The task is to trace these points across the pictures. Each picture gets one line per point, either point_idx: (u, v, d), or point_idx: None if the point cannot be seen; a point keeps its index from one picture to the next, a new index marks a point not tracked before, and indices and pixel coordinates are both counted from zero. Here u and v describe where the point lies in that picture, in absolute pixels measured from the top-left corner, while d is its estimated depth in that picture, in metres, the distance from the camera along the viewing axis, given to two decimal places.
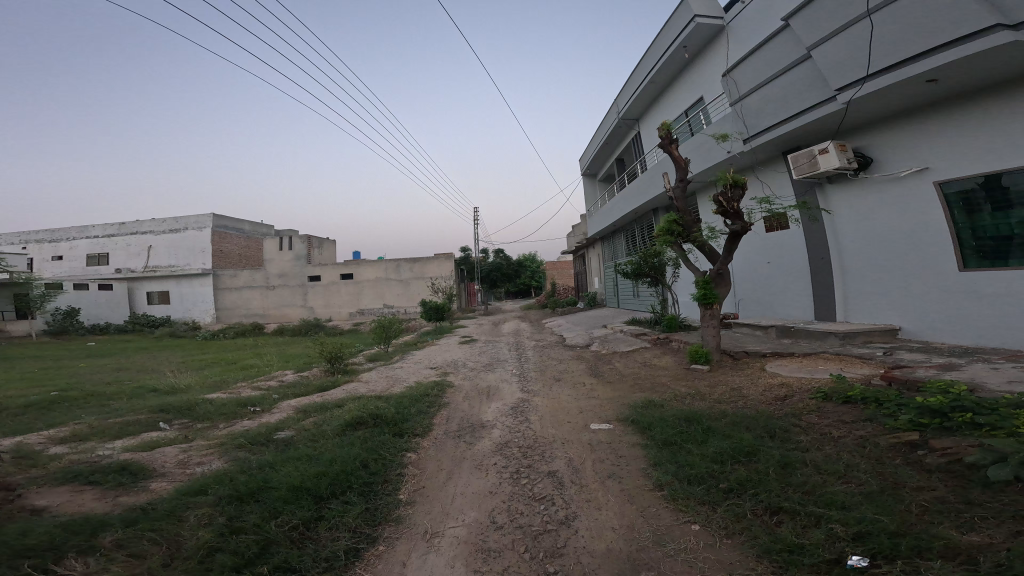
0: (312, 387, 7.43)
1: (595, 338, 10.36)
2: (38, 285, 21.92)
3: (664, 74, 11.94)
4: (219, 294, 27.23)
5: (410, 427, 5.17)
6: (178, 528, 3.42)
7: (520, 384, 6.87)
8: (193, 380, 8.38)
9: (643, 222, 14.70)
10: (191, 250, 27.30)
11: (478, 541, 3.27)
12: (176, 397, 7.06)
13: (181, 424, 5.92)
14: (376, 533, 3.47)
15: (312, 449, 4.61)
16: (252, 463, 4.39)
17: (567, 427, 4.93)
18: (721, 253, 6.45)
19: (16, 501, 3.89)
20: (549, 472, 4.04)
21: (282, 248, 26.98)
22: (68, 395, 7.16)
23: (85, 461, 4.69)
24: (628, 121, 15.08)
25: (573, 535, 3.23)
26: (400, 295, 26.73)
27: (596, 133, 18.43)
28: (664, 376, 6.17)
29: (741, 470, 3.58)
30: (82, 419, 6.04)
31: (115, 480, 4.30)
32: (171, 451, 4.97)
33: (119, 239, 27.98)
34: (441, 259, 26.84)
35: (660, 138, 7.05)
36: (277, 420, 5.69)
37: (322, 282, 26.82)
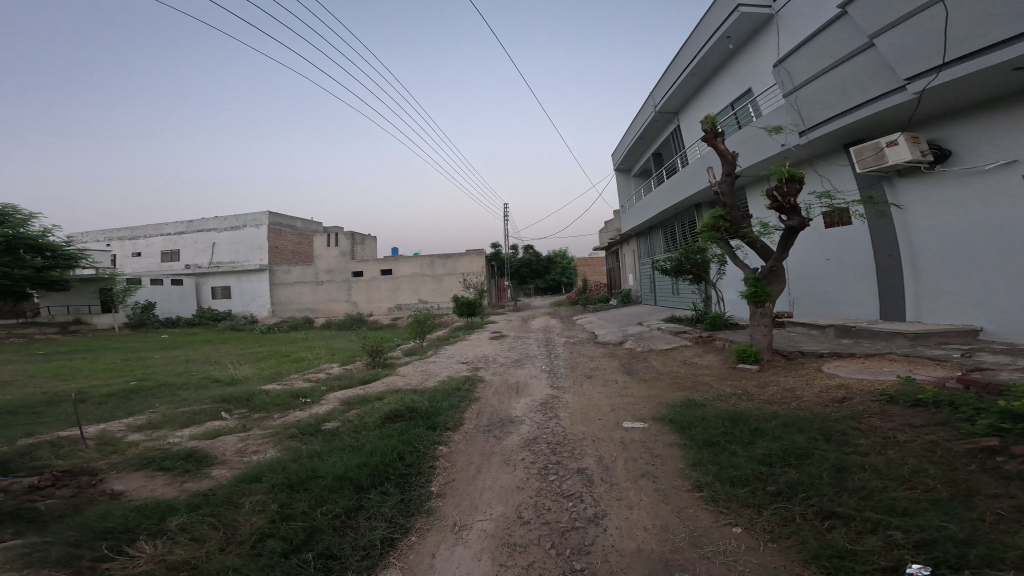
0: (354, 379, 7.68)
1: (633, 335, 10.05)
2: (120, 281, 24.15)
3: (704, 66, 11.60)
4: (274, 290, 28.74)
5: (442, 421, 5.20)
6: (234, 514, 3.62)
7: (550, 380, 6.76)
8: (250, 371, 8.88)
9: (684, 218, 14.20)
10: (249, 247, 29.18)
11: (504, 536, 3.26)
12: (237, 387, 7.49)
13: (241, 414, 6.26)
14: (409, 524, 3.52)
15: (355, 439, 4.73)
16: (302, 453, 4.55)
17: (601, 421, 4.77)
18: (774, 250, 6.09)
19: (98, 486, 4.27)
20: (579, 469, 3.91)
21: (330, 245, 28.16)
22: (144, 385, 7.75)
23: (158, 448, 5.05)
24: (665, 115, 14.78)
25: (601, 533, 3.14)
26: (434, 290, 27.22)
27: (630, 127, 18.07)
28: (707, 376, 5.83)
29: (792, 473, 3.32)
30: (156, 408, 6.51)
31: (183, 466, 4.60)
32: (232, 440, 5.26)
33: (187, 236, 30.35)
34: (473, 256, 27.16)
35: (705, 132, 6.81)
36: (325, 411, 5.90)
37: (365, 278, 27.69)
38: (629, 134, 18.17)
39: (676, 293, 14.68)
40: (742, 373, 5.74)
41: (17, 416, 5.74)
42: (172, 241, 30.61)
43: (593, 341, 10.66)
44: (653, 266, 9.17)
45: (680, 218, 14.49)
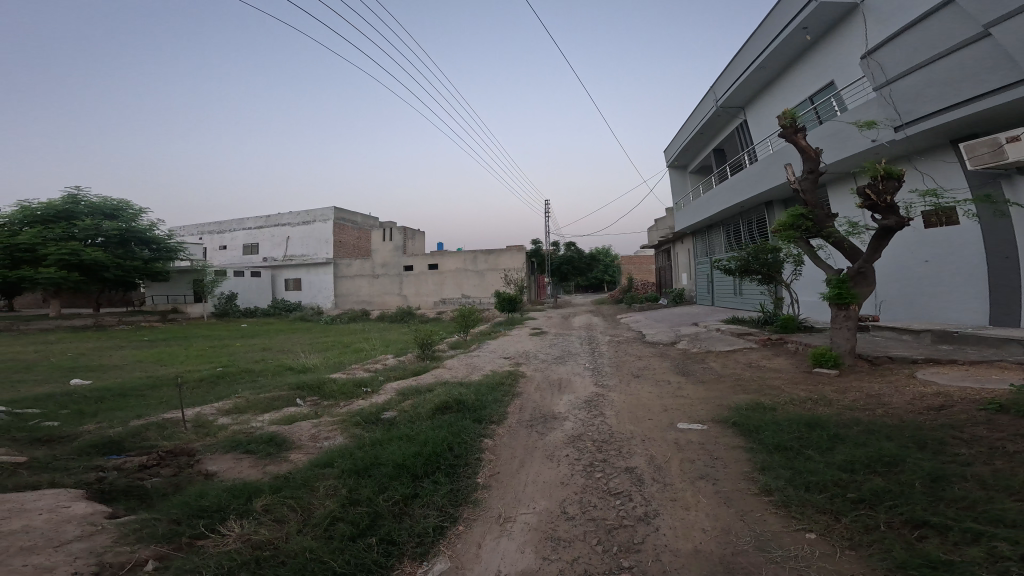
0: (407, 370, 7.97)
1: (688, 336, 9.48)
2: (209, 272, 26.42)
3: (776, 59, 10.98)
4: (339, 282, 29.76)
5: (487, 414, 5.18)
6: (310, 497, 3.84)
7: (595, 378, 6.53)
8: (318, 360, 9.44)
9: (751, 216, 13.41)
10: (317, 242, 30.73)
11: (548, 530, 3.21)
12: (309, 375, 8.01)
13: (313, 401, 6.66)
14: (457, 514, 3.54)
15: (409, 429, 4.81)
16: (365, 440, 4.66)
17: (654, 419, 4.47)
18: (865, 252, 5.56)
19: (194, 466, 4.69)
20: (627, 467, 3.72)
21: (385, 239, 28.57)
22: (228, 371, 8.45)
23: (244, 431, 5.42)
24: (729, 110, 14.11)
25: (653, 533, 3.01)
26: (476, 285, 26.66)
27: (686, 124, 17.37)
28: (778, 379, 5.34)
29: (877, 480, 2.95)
30: (241, 393, 7.04)
31: (265, 449, 4.86)
32: (306, 425, 5.55)
33: (265, 231, 32.42)
34: (515, 252, 26.26)
35: (783, 128, 6.39)
36: (382, 401, 6.12)
37: (414, 272, 27.69)
38: (685, 130, 17.45)
39: (740, 295, 13.78)
40: (819, 378, 5.23)
41: (128, 399, 6.48)
42: (253, 236, 32.90)
43: (642, 341, 10.13)
44: (716, 267, 8.71)
45: (747, 216, 13.69)
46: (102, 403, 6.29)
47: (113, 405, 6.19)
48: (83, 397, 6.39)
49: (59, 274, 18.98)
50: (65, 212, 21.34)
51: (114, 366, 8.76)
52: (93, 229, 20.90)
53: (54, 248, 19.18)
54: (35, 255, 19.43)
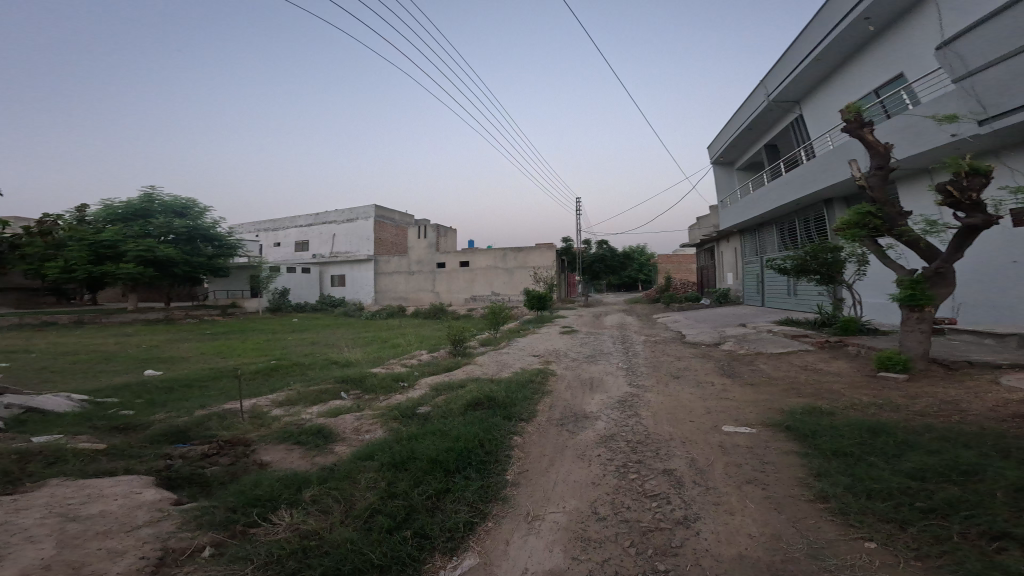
0: (441, 366, 8.06)
1: (734, 337, 8.96)
2: (266, 269, 27.86)
3: (835, 50, 10.38)
4: (378, 278, 30.49)
5: (518, 411, 5.08)
6: (353, 489, 3.89)
7: (629, 377, 6.27)
8: (360, 355, 9.72)
9: (807, 215, 12.70)
10: (360, 240, 31.72)
11: (578, 530, 3.11)
12: (352, 369, 8.25)
13: (356, 394, 6.85)
14: (488, 510, 3.49)
15: (442, 424, 4.80)
16: (401, 435, 4.69)
17: (695, 420, 4.22)
18: (945, 252, 5.11)
19: (250, 456, 4.91)
20: (666, 470, 3.51)
21: (420, 236, 28.92)
22: (280, 364, 8.85)
23: (296, 423, 5.64)
24: (782, 105, 13.45)
25: (694, 536, 2.83)
26: (505, 283, 26.65)
27: (733, 119, 16.60)
28: (836, 383, 4.92)
29: (952, 490, 2.64)
30: (292, 385, 7.36)
31: (314, 441, 5.02)
32: (349, 418, 5.69)
33: (314, 228, 33.52)
34: (544, 249, 26.15)
35: (846, 123, 6.00)
36: (417, 396, 6.20)
37: (447, 269, 28.04)
38: (732, 127, 16.68)
39: (795, 295, 12.95)
40: (884, 382, 4.78)
41: (191, 390, 6.94)
42: (303, 233, 34.07)
43: (682, 341, 9.64)
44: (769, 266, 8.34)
45: (802, 215, 12.97)
46: (170, 393, 6.80)
47: (179, 396, 6.69)
48: (153, 387, 6.93)
49: (136, 269, 20.23)
50: (141, 211, 22.79)
51: (181, 357, 9.46)
52: (165, 227, 22.43)
53: (132, 244, 20.49)
54: (114, 251, 20.50)
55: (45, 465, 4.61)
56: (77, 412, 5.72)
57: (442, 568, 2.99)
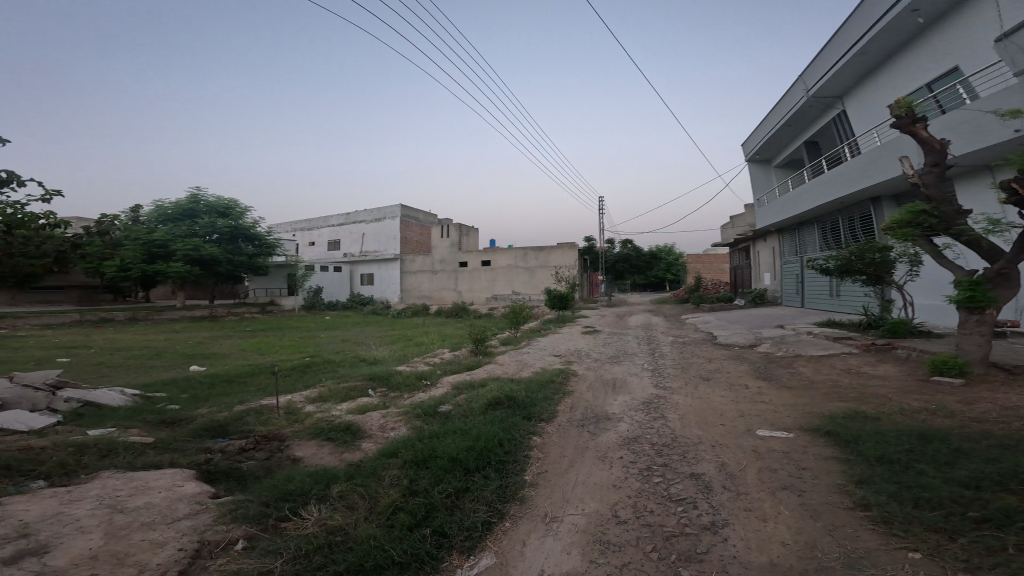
0: (461, 364, 8.06)
1: (770, 339, 8.53)
2: (302, 267, 28.62)
3: (879, 44, 9.90)
4: (405, 277, 29.69)
5: (538, 411, 4.99)
6: (377, 486, 3.89)
7: (655, 378, 6.07)
8: (386, 354, 9.83)
9: (851, 214, 12.17)
10: (388, 239, 31.17)
11: (597, 533, 2.99)
12: (378, 367, 8.35)
13: (382, 391, 6.93)
14: (506, 510, 3.43)
15: (463, 422, 4.76)
16: (423, 433, 4.67)
17: (725, 424, 4.02)
18: (1009, 252, 4.70)
19: (283, 451, 5.04)
20: (693, 474, 3.34)
21: (443, 235, 28.26)
22: (312, 361, 9.08)
23: (326, 420, 5.74)
24: (822, 102, 12.93)
25: (720, 543, 2.67)
26: (526, 282, 25.84)
27: (769, 115, 15.96)
28: (883, 387, 4.59)
29: (1013, 501, 2.38)
30: (323, 382, 7.53)
31: (341, 438, 5.09)
32: (375, 415, 5.74)
33: (346, 228, 33.32)
34: (566, 249, 25.17)
35: (896, 117, 5.65)
36: (439, 394, 6.20)
37: (468, 268, 27.35)
38: (768, 123, 16.06)
39: (837, 297, 12.36)
40: (937, 387, 4.42)
41: (230, 386, 7.25)
42: (336, 233, 34.03)
43: (714, 342, 9.23)
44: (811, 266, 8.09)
45: (846, 214, 12.44)
46: (210, 389, 7.11)
47: (220, 391, 7.00)
48: (197, 383, 7.28)
49: (184, 267, 21.26)
50: (189, 211, 23.85)
51: (222, 354, 9.88)
52: (209, 226, 23.42)
53: (180, 244, 21.69)
54: (165, 251, 21.82)
55: (99, 457, 4.90)
56: (128, 407, 6.08)
57: (459, 567, 2.96)
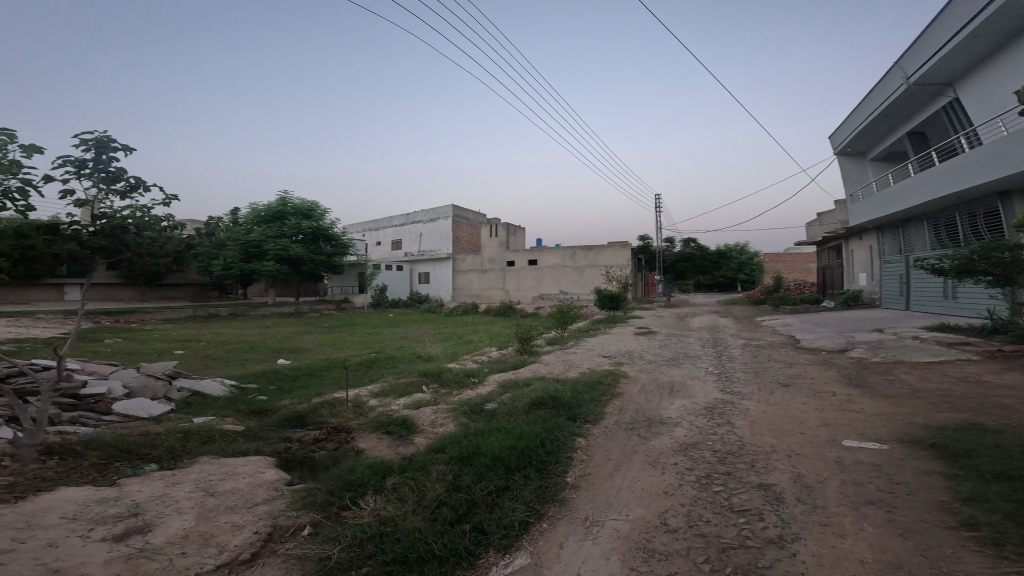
0: (507, 363, 7.97)
1: (866, 344, 7.55)
2: (370, 266, 29.13)
3: (998, 23, 8.71)
4: (456, 276, 29.64)
5: (584, 412, 4.73)
6: (425, 480, 3.81)
7: (721, 383, 5.55)
8: (438, 351, 9.99)
9: (976, 206, 10.81)
10: (441, 238, 30.93)
11: (641, 541, 2.70)
12: (431, 364, 8.49)
13: (435, 388, 7.03)
14: (543, 511, 3.23)
15: (507, 421, 4.61)
16: (468, 430, 4.58)
17: (803, 433, 3.55)
18: None
19: (349, 443, 5.22)
20: (760, 484, 2.92)
21: (491, 234, 27.84)
22: (375, 357, 9.47)
23: (384, 414, 5.89)
24: (928, 90, 11.59)
25: (786, 558, 2.27)
26: (574, 282, 25.04)
27: (860, 106, 14.49)
28: (1006, 399, 3.86)
29: None
30: (383, 377, 7.78)
31: (396, 432, 5.17)
32: (428, 411, 5.77)
33: (405, 228, 33.15)
34: (617, 248, 24.11)
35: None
36: (485, 393, 6.13)
37: (516, 267, 26.97)
38: (860, 115, 14.58)
39: (953, 299, 11.12)
40: None
41: (310, 379, 7.82)
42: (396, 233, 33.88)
43: (795, 346, 8.30)
44: (921, 266, 7.27)
45: (970, 206, 11.06)
46: (289, 381, 7.69)
47: (302, 383, 7.58)
48: (283, 375, 7.94)
49: (275, 266, 22.96)
50: (278, 213, 24.80)
51: (304, 348, 10.66)
52: (295, 228, 24.32)
53: (272, 244, 23.17)
54: (260, 250, 23.67)
55: (199, 443, 5.42)
56: (225, 397, 6.79)
57: (494, 565, 2.82)
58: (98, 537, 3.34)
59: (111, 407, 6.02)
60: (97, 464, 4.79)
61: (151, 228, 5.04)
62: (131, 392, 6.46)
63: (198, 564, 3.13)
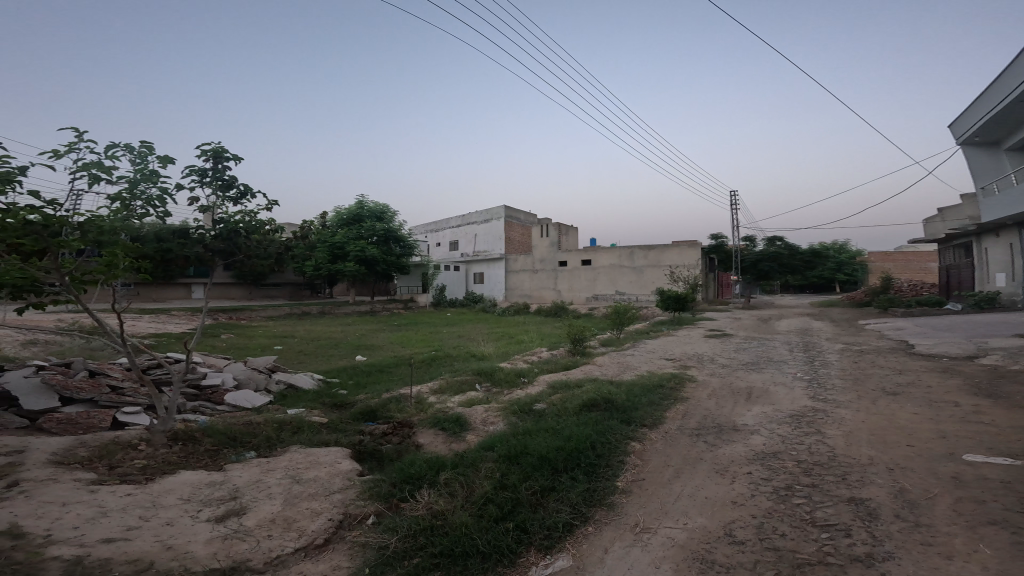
0: (558, 363, 7.79)
1: (999, 352, 6.49)
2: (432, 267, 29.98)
3: None
4: (508, 276, 29.31)
5: (639, 416, 4.43)
6: (472, 477, 3.58)
7: (808, 392, 4.96)
8: (490, 351, 10.04)
9: None
10: (495, 238, 31.04)
11: (700, 551, 2.39)
12: (483, 363, 8.51)
13: (487, 387, 7.00)
14: (589, 513, 3.00)
15: (556, 423, 4.40)
16: (517, 430, 4.43)
17: (913, 447, 3.18)
18: None
19: (408, 438, 5.27)
20: (855, 499, 2.54)
21: (542, 234, 27.55)
22: (432, 355, 9.70)
23: (439, 411, 5.92)
24: None
25: None
26: (632, 282, 24.05)
27: (987, 91, 12.38)
28: None
29: None
30: (438, 375, 7.91)
31: (449, 428, 5.16)
32: (480, 409, 5.70)
33: (463, 230, 33.66)
34: (683, 248, 22.68)
35: None
36: (533, 393, 6.01)
37: (568, 267, 26.41)
38: (988, 102, 12.46)
39: None
40: None
41: (381, 375, 8.21)
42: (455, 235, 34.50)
43: (909, 352, 7.31)
44: None
45: None
46: (367, 377, 8.14)
47: (376, 379, 7.98)
48: (360, 370, 8.48)
49: (355, 267, 24.81)
50: (356, 216, 26.69)
51: (377, 346, 11.26)
52: (369, 230, 26.07)
53: (352, 245, 25.11)
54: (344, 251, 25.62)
55: (292, 433, 5.85)
56: (313, 391, 7.33)
57: (534, 565, 2.68)
58: (204, 518, 3.67)
59: (224, 397, 6.72)
60: (209, 450, 5.33)
61: (258, 230, 5.59)
62: (240, 383, 7.17)
63: (281, 546, 3.36)
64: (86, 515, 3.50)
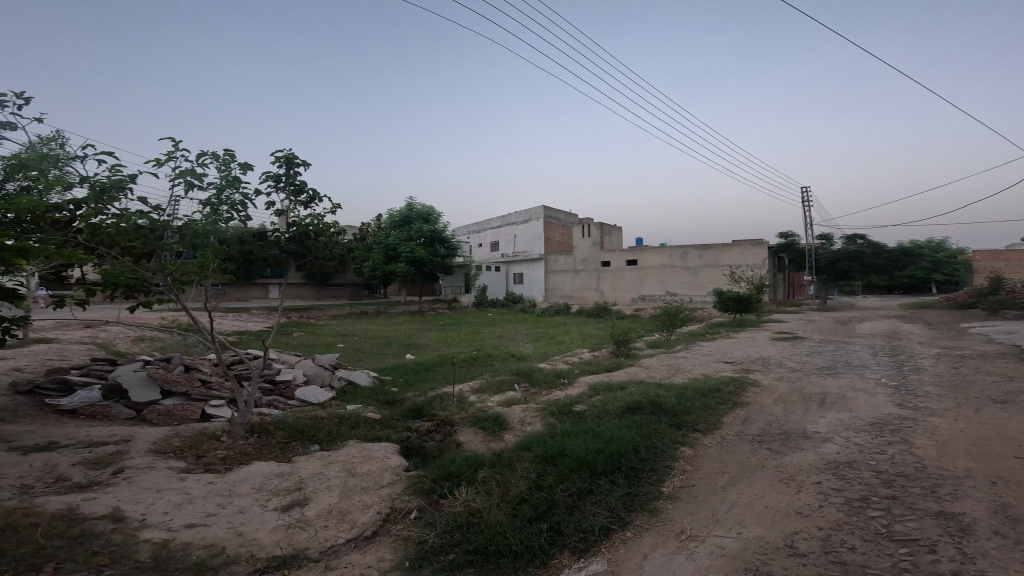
0: (601, 364, 7.50)
1: None
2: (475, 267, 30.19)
3: None
4: (548, 277, 28.82)
5: (690, 421, 4.13)
6: (509, 476, 3.46)
7: (890, 402, 4.45)
8: (529, 351, 9.90)
9: None
10: (531, 239, 30.42)
11: (753, 562, 2.24)
12: (522, 363, 8.38)
13: (525, 387, 6.85)
14: (628, 519, 2.81)
15: (597, 424, 4.17)
16: (554, 431, 4.23)
17: (1021, 457, 2.99)
18: None
19: (450, 436, 5.19)
20: (943, 511, 2.44)
21: (584, 233, 26.99)
22: (474, 355, 9.68)
23: (480, 410, 5.84)
24: None
25: None
26: (685, 282, 23.06)
27: None
28: None
29: None
30: (480, 375, 7.87)
31: (490, 427, 5.07)
32: (518, 408, 5.54)
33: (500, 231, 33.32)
34: (744, 247, 21.61)
35: None
36: (574, 393, 5.82)
37: (612, 267, 25.69)
38: None
39: None
40: None
41: (428, 373, 8.30)
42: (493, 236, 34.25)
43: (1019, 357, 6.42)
44: None
45: None
46: (411, 376, 8.25)
47: (421, 377, 8.10)
48: (410, 368, 8.67)
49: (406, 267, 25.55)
50: (406, 218, 27.44)
51: (426, 345, 11.43)
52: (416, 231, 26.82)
53: (404, 247, 25.87)
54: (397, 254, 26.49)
55: (349, 428, 6.01)
56: (369, 388, 7.56)
57: (566, 567, 2.53)
58: (272, 507, 3.82)
59: (295, 391, 7.05)
60: (281, 442, 5.61)
61: (325, 233, 5.92)
62: (308, 378, 7.50)
63: (335, 536, 3.43)
64: (176, 500, 3.76)
